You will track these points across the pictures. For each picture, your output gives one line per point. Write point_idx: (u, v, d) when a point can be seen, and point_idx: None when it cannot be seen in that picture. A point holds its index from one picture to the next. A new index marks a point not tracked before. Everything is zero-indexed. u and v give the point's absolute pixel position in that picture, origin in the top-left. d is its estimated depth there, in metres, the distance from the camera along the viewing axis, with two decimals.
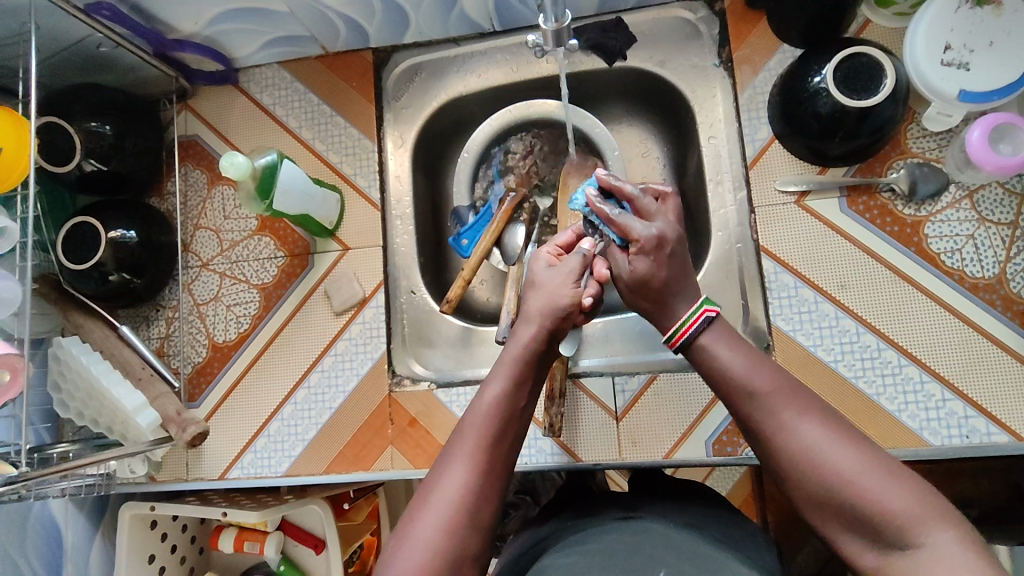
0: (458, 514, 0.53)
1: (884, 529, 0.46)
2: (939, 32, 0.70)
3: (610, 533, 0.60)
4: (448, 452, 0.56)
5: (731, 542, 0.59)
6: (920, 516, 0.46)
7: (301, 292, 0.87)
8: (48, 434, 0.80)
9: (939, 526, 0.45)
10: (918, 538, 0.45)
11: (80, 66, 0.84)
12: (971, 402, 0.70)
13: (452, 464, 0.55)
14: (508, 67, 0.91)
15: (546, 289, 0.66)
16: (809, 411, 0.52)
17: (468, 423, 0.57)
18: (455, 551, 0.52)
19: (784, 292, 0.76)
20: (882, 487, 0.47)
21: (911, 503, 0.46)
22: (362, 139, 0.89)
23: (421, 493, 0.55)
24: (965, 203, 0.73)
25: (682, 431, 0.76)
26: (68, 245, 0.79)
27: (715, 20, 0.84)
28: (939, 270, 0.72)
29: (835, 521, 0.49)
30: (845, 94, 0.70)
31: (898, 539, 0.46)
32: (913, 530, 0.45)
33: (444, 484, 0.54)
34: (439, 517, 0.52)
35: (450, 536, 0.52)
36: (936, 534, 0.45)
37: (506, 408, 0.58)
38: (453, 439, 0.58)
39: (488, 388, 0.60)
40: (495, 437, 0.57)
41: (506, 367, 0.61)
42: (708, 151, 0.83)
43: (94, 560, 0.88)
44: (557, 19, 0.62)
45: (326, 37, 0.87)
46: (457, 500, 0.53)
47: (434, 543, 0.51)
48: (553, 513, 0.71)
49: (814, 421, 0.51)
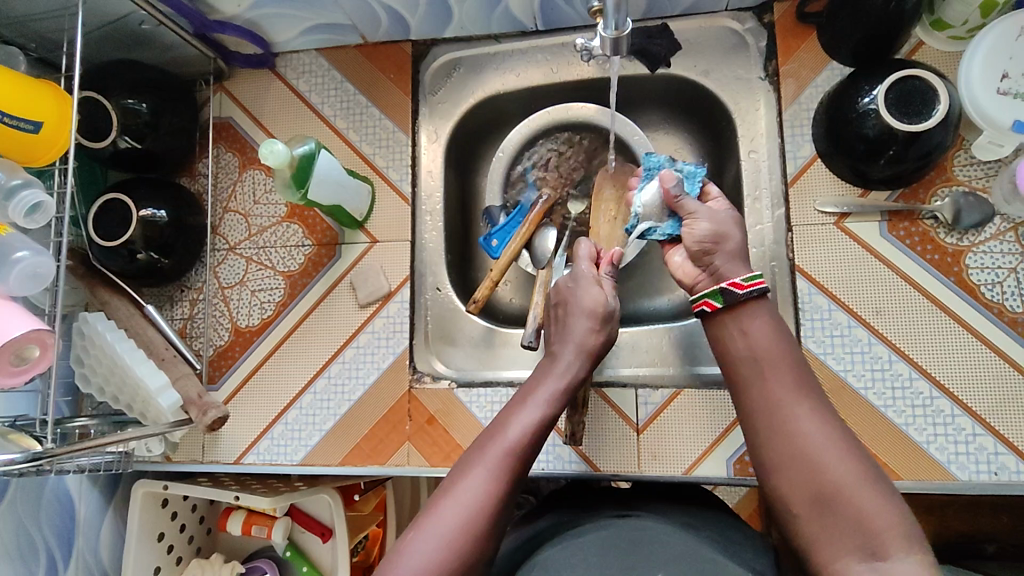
0: (479, 515, 0.55)
1: (866, 537, 0.49)
2: (997, 60, 0.68)
3: (609, 529, 0.59)
4: (476, 458, 0.59)
5: (737, 550, 0.58)
6: (897, 534, 0.49)
7: (327, 282, 0.86)
8: (67, 408, 0.82)
9: (913, 547, 0.48)
10: (890, 552, 0.48)
11: (121, 42, 0.84)
12: (1001, 438, 0.68)
13: (477, 468, 0.57)
14: (548, 68, 0.90)
15: (576, 303, 0.69)
16: (823, 419, 0.55)
17: (498, 440, 0.60)
18: (470, 548, 0.53)
19: (817, 314, 0.74)
20: (870, 502, 0.50)
21: (892, 522, 0.49)
22: (396, 132, 0.88)
23: (443, 484, 0.58)
24: (1010, 236, 0.72)
25: (702, 449, 0.75)
26: (99, 221, 0.79)
27: (763, 32, 0.82)
28: (978, 301, 0.71)
29: (810, 523, 0.52)
30: (896, 117, 0.68)
31: (875, 548, 0.48)
32: (888, 545, 0.48)
33: (468, 484, 0.56)
34: (456, 522, 0.54)
35: (468, 534, 0.54)
36: (908, 553, 0.47)
37: (536, 437, 0.61)
38: (480, 443, 0.60)
39: (523, 411, 0.62)
40: (523, 455, 0.59)
41: (543, 398, 0.63)
42: (747, 165, 0.82)
43: (105, 535, 0.88)
44: (617, 27, 0.61)
45: (367, 26, 0.86)
46: (479, 502, 0.55)
47: (448, 540, 0.53)
48: (553, 506, 0.71)
49: (829, 429, 0.55)
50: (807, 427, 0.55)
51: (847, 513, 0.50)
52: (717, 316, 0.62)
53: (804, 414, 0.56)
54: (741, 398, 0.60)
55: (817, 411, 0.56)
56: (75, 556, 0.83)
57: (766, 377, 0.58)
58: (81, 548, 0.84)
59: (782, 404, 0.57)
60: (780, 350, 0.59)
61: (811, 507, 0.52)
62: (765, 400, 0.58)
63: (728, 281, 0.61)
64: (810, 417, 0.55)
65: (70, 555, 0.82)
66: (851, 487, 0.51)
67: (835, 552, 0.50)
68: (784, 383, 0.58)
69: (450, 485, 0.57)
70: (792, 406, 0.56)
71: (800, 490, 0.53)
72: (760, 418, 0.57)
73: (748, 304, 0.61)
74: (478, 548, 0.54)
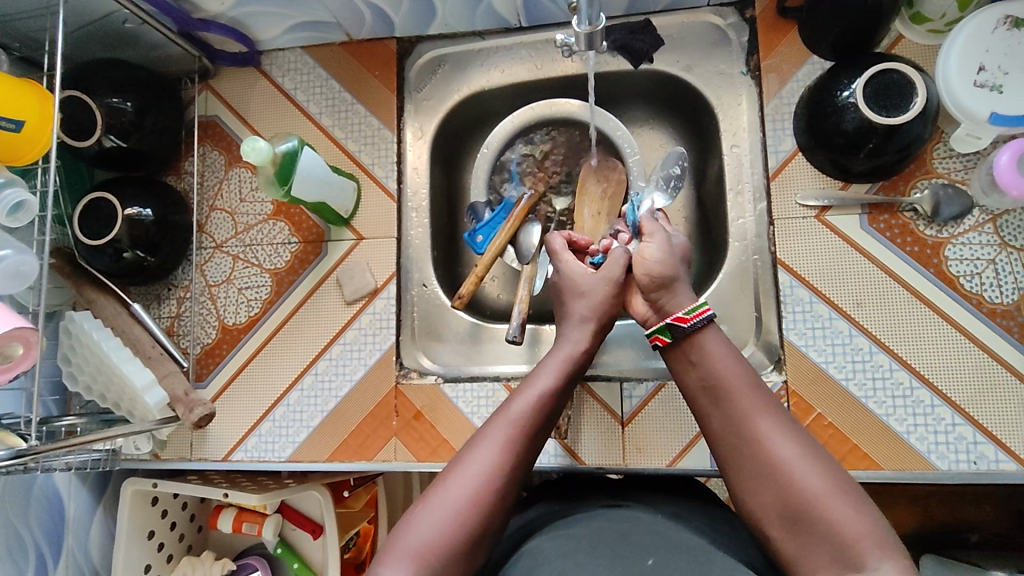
0: (486, 488, 0.55)
1: (842, 550, 0.49)
2: (974, 52, 0.69)
3: (596, 519, 0.59)
4: (490, 427, 0.59)
5: (720, 539, 0.59)
6: (871, 541, 0.48)
7: (313, 279, 0.87)
8: (55, 407, 0.82)
9: (889, 553, 0.48)
10: (867, 561, 0.47)
11: (105, 42, 0.85)
12: (981, 428, 0.69)
13: (485, 442, 0.58)
14: (532, 64, 0.90)
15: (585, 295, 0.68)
16: (787, 430, 0.55)
17: (508, 410, 0.60)
18: (479, 518, 0.54)
19: (798, 307, 0.75)
20: (841, 511, 0.50)
21: (866, 530, 0.49)
22: (381, 129, 0.88)
23: (452, 463, 0.57)
24: (988, 227, 0.72)
25: (686, 441, 0.76)
26: (85, 220, 0.79)
27: (745, 27, 0.83)
28: (957, 292, 0.72)
29: (788, 537, 0.51)
30: (874, 110, 0.68)
31: (853, 561, 0.48)
32: (864, 554, 0.48)
33: (475, 459, 0.56)
34: (467, 492, 0.54)
35: (477, 507, 0.54)
36: (885, 560, 0.47)
37: (546, 405, 0.61)
38: (489, 421, 0.60)
39: (534, 382, 0.62)
40: (529, 431, 0.59)
41: (554, 367, 0.64)
42: (729, 159, 0.83)
43: (94, 533, 0.88)
44: (591, 23, 0.61)
45: (351, 24, 0.86)
46: (491, 471, 0.56)
47: (458, 512, 0.53)
48: (537, 499, 0.71)
49: (791, 440, 0.54)
50: (772, 438, 0.54)
51: (820, 524, 0.50)
52: (669, 350, 0.63)
53: (767, 426, 0.55)
54: (706, 416, 0.59)
55: (783, 421, 0.55)
56: (65, 555, 0.83)
57: (724, 400, 0.57)
58: (71, 546, 0.84)
59: (746, 417, 0.56)
60: (732, 371, 0.58)
61: (784, 522, 0.52)
62: (726, 418, 0.57)
63: (672, 316, 0.62)
64: (773, 429, 0.55)
65: (60, 555, 0.83)
66: (819, 497, 0.51)
67: (816, 566, 0.50)
68: (743, 399, 0.57)
69: (460, 459, 0.57)
70: (752, 421, 0.55)
71: (771, 507, 0.52)
72: (723, 432, 0.57)
73: (695, 337, 0.61)
74: (485, 520, 0.54)
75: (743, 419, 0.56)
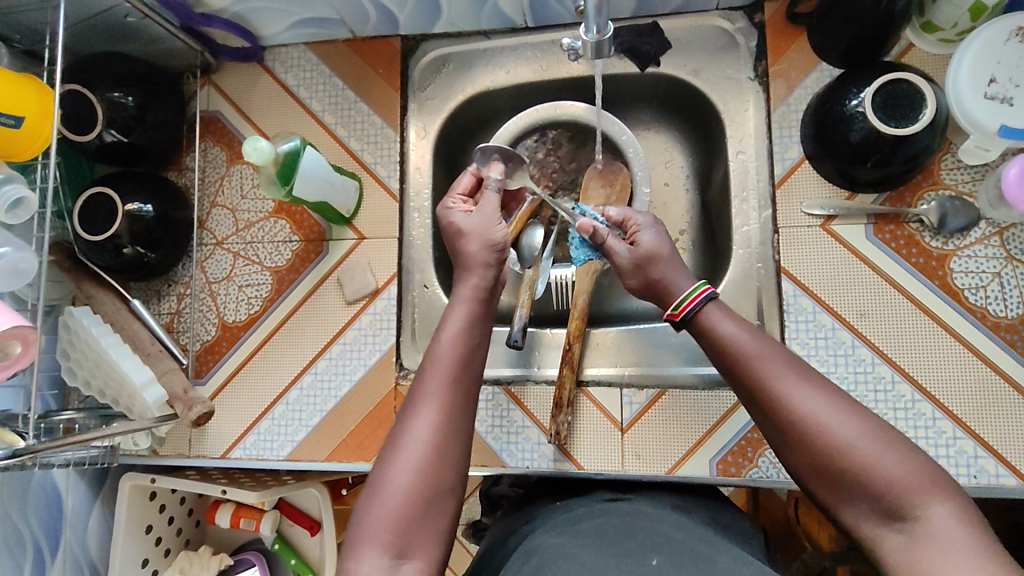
0: (434, 452, 0.51)
1: (890, 498, 0.45)
2: (985, 64, 0.68)
3: (600, 516, 0.59)
4: (417, 389, 0.55)
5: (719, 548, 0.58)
6: (916, 482, 0.45)
7: (314, 278, 0.86)
8: (54, 401, 0.82)
9: (935, 491, 0.45)
10: (916, 504, 0.45)
11: (106, 35, 0.84)
12: (983, 442, 0.69)
13: (421, 404, 0.53)
14: (538, 65, 0.89)
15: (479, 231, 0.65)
16: (809, 379, 0.50)
17: (431, 362, 0.56)
18: (433, 485, 0.51)
19: (802, 316, 0.75)
20: (880, 455, 0.46)
21: (910, 469, 0.46)
22: (384, 128, 0.88)
23: (391, 436, 0.53)
24: (994, 240, 0.72)
25: (686, 449, 0.76)
26: (86, 214, 0.78)
27: (753, 32, 0.82)
28: (962, 306, 0.71)
29: (830, 492, 0.48)
30: (882, 120, 0.68)
31: (901, 507, 0.45)
32: (911, 498, 0.45)
33: (415, 424, 0.52)
34: (412, 461, 0.51)
35: (429, 473, 0.51)
36: (933, 501, 0.45)
37: (465, 346, 0.57)
38: (418, 382, 0.55)
39: (446, 328, 0.58)
40: (460, 373, 0.55)
41: (463, 309, 0.60)
42: (734, 166, 0.82)
43: (92, 527, 0.88)
44: (599, 31, 0.61)
45: (355, 20, 0.85)
46: (432, 433, 0.52)
47: (409, 484, 0.50)
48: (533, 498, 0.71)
49: (814, 388, 0.50)
50: (796, 395, 0.49)
51: (861, 474, 0.46)
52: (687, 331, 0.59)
53: (788, 381, 0.50)
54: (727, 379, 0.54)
55: (803, 372, 0.51)
56: (62, 549, 0.83)
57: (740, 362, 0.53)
58: (69, 541, 0.84)
59: (766, 376, 0.51)
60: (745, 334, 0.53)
61: (823, 479, 0.48)
62: (745, 380, 0.52)
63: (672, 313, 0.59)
64: (796, 384, 0.50)
65: (57, 549, 0.83)
66: (856, 445, 0.47)
67: (865, 518, 0.47)
68: (761, 360, 0.52)
69: (398, 430, 0.53)
70: (772, 380, 0.51)
71: (807, 467, 0.49)
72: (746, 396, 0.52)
73: (700, 318, 0.57)
74: (440, 481, 0.51)
75: (763, 380, 0.51)
